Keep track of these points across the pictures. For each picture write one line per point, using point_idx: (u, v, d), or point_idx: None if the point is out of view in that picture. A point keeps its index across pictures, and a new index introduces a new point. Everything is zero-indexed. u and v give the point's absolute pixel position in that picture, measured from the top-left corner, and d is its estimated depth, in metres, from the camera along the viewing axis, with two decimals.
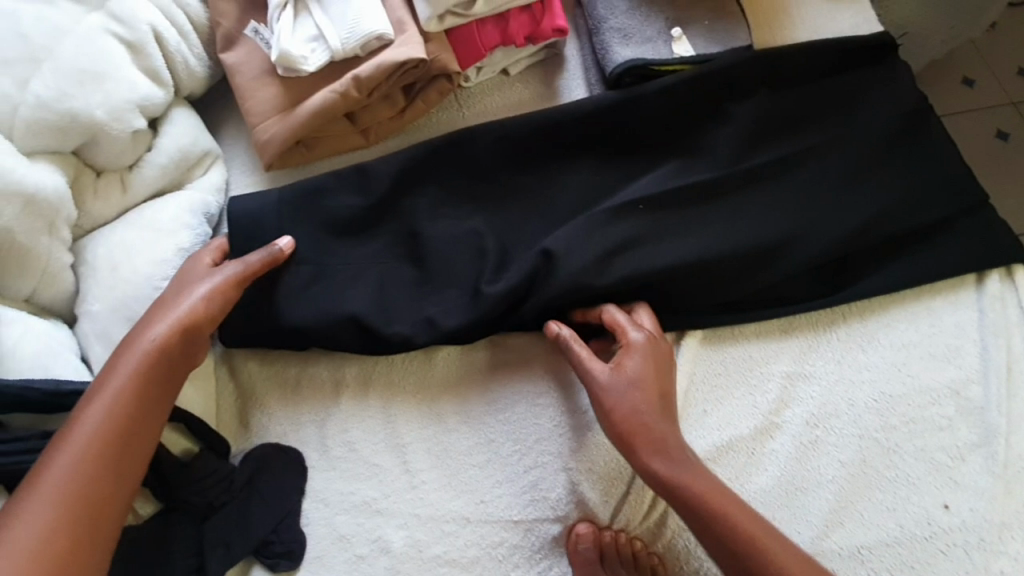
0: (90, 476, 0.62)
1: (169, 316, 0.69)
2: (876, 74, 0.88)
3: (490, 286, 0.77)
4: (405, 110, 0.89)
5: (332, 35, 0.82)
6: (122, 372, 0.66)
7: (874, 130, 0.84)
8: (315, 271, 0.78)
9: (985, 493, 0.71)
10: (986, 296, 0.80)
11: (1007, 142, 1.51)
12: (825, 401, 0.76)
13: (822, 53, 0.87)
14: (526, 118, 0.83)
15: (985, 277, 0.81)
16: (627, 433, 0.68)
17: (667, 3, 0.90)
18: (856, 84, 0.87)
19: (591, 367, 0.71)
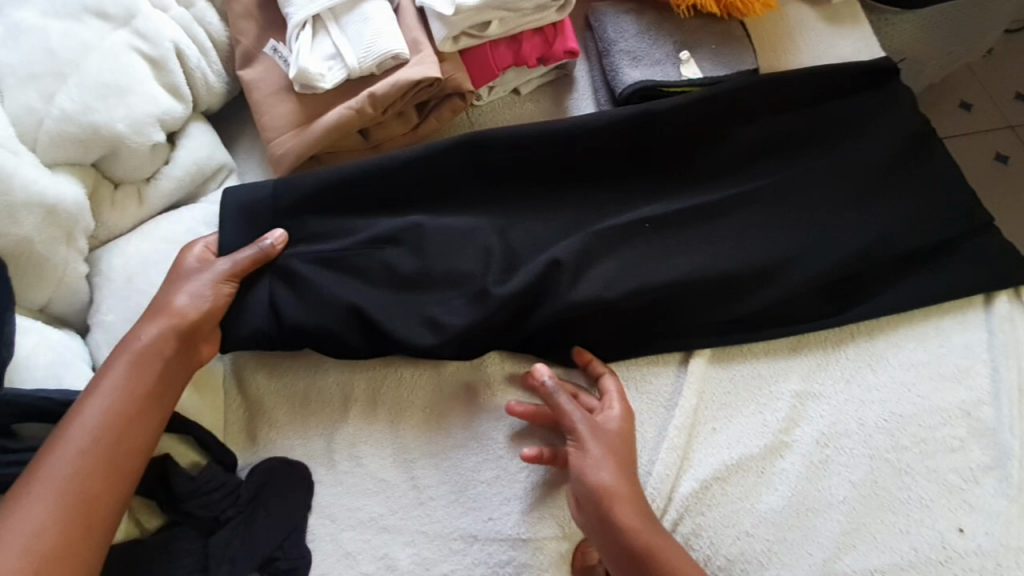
0: (82, 475, 0.62)
1: (162, 317, 0.70)
2: (880, 98, 0.89)
3: (498, 288, 0.77)
4: (418, 127, 0.90)
5: (349, 54, 0.84)
6: (116, 373, 0.67)
7: (879, 152, 0.86)
8: (325, 282, 0.77)
9: (1000, 517, 0.70)
10: (995, 317, 0.80)
11: (1006, 164, 1.53)
12: (835, 420, 0.76)
13: (827, 78, 0.88)
14: (543, 130, 0.83)
15: (994, 298, 0.81)
16: (607, 484, 0.68)
17: (675, 26, 0.92)
18: (861, 107, 0.88)
19: (575, 411, 0.72)
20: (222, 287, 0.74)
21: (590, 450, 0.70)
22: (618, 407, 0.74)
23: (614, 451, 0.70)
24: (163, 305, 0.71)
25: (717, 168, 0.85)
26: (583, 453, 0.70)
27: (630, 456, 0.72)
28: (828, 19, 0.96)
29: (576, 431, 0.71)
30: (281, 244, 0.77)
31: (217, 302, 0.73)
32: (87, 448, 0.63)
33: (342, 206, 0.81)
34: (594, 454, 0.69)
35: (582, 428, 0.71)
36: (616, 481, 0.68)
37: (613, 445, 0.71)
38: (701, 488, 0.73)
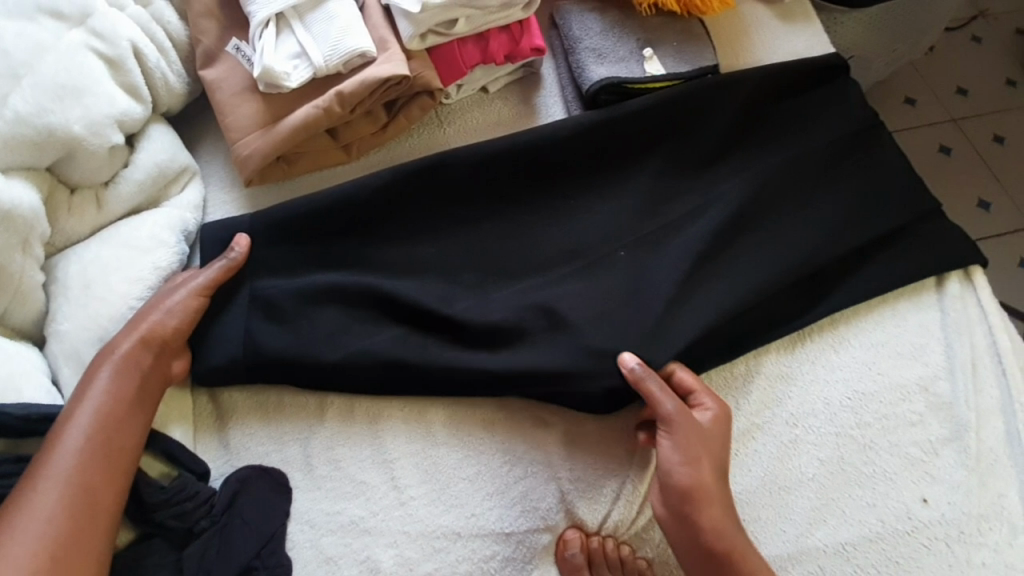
0: (78, 484, 0.61)
1: (135, 330, 0.70)
2: (829, 93, 0.93)
3: None
4: (387, 126, 0.90)
5: (315, 53, 0.83)
6: (99, 384, 0.67)
7: (831, 144, 0.89)
8: (299, 303, 0.77)
9: (961, 486, 0.72)
10: (947, 296, 0.83)
11: (948, 156, 1.69)
12: (801, 399, 0.78)
13: (781, 75, 0.91)
14: (511, 140, 0.85)
15: (945, 280, 0.85)
16: (686, 479, 0.69)
17: (637, 24, 0.94)
18: (813, 103, 0.92)
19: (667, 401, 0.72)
20: (193, 300, 0.74)
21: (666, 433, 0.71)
22: (707, 408, 0.73)
23: (693, 439, 0.70)
24: (138, 319, 0.71)
25: (685, 162, 0.88)
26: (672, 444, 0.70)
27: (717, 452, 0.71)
28: (783, 17, 1.01)
29: (666, 420, 0.71)
30: (245, 248, 0.77)
31: (187, 316, 0.73)
32: (80, 457, 0.63)
33: (314, 207, 0.80)
34: (674, 436, 0.70)
35: (672, 420, 0.71)
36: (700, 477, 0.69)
37: (698, 441, 0.70)
38: None
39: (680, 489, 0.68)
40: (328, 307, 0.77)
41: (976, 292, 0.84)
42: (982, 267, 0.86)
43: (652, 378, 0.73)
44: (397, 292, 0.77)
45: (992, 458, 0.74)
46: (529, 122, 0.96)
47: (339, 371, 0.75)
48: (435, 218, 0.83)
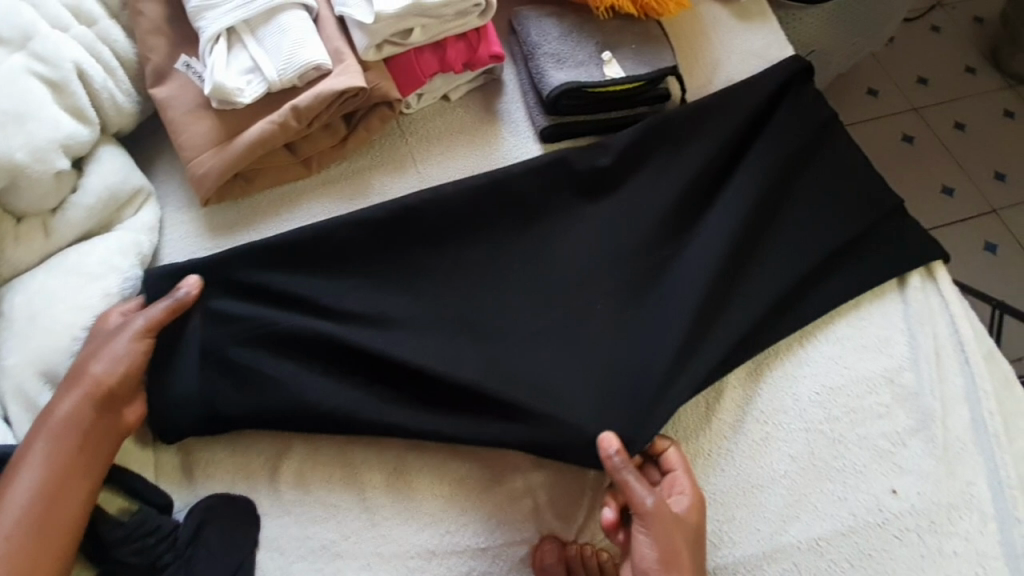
0: (16, 562, 0.60)
1: (75, 387, 0.67)
2: (800, 98, 0.91)
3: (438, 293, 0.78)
4: (346, 139, 0.89)
5: (267, 67, 0.82)
6: (37, 452, 0.64)
7: (801, 147, 0.87)
8: (254, 352, 0.74)
9: (929, 475, 0.72)
10: (908, 292, 0.83)
11: (911, 143, 1.88)
12: (770, 396, 0.78)
13: (751, 87, 0.89)
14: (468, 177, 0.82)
15: (907, 277, 0.84)
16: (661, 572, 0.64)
17: (595, 29, 0.95)
18: (786, 109, 0.89)
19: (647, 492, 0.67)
20: (139, 343, 0.70)
21: (648, 525, 0.66)
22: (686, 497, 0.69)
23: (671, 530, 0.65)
24: (79, 373, 0.68)
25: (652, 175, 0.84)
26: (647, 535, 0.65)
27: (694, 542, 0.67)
28: (738, 16, 1.04)
29: (643, 512, 0.66)
30: (198, 288, 0.74)
31: (134, 362, 0.70)
32: (17, 533, 0.60)
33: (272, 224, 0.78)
34: (651, 527, 0.66)
35: (651, 512, 0.66)
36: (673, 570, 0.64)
37: (675, 532, 0.65)
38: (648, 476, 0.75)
39: None
40: (283, 354, 0.74)
41: (938, 288, 0.83)
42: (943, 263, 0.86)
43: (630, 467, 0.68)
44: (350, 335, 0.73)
45: (958, 445, 0.74)
46: (492, 129, 0.96)
47: (298, 404, 0.72)
48: (393, 236, 0.79)
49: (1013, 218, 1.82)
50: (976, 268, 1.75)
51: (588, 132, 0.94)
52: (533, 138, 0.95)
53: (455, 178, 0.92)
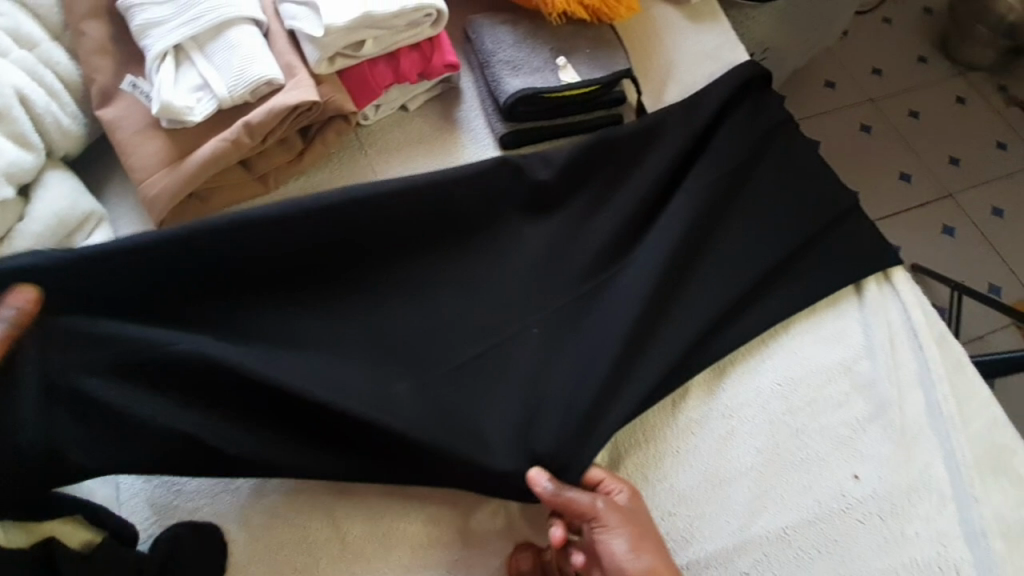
0: None
1: None
2: (751, 108, 0.93)
3: (400, 305, 0.77)
4: (303, 153, 0.88)
5: (217, 84, 0.80)
6: None
7: (754, 152, 0.89)
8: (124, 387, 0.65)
9: (888, 460, 0.74)
10: (865, 296, 0.85)
11: (869, 133, 1.96)
12: (734, 391, 0.79)
13: (706, 99, 0.91)
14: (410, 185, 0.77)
15: (863, 285, 0.86)
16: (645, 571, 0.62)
17: (549, 35, 0.95)
18: (739, 119, 0.91)
19: (595, 500, 0.67)
20: None
21: (608, 526, 0.65)
22: (625, 493, 0.70)
23: (634, 525, 0.66)
24: None
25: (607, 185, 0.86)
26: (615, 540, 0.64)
27: (654, 533, 0.67)
28: (691, 18, 1.08)
29: (601, 518, 0.65)
30: (34, 307, 0.58)
31: None
32: None
33: None
34: (612, 529, 0.65)
35: (605, 511, 0.66)
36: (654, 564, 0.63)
37: (636, 527, 0.66)
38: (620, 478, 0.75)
39: None
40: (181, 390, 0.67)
41: (895, 293, 0.85)
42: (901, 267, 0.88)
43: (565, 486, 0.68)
44: (280, 361, 0.69)
45: (915, 429, 0.76)
46: (452, 137, 0.96)
47: (206, 439, 0.67)
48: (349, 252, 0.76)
49: (967, 202, 1.89)
50: (934, 251, 1.82)
51: (547, 136, 0.94)
52: (494, 145, 0.95)
53: None
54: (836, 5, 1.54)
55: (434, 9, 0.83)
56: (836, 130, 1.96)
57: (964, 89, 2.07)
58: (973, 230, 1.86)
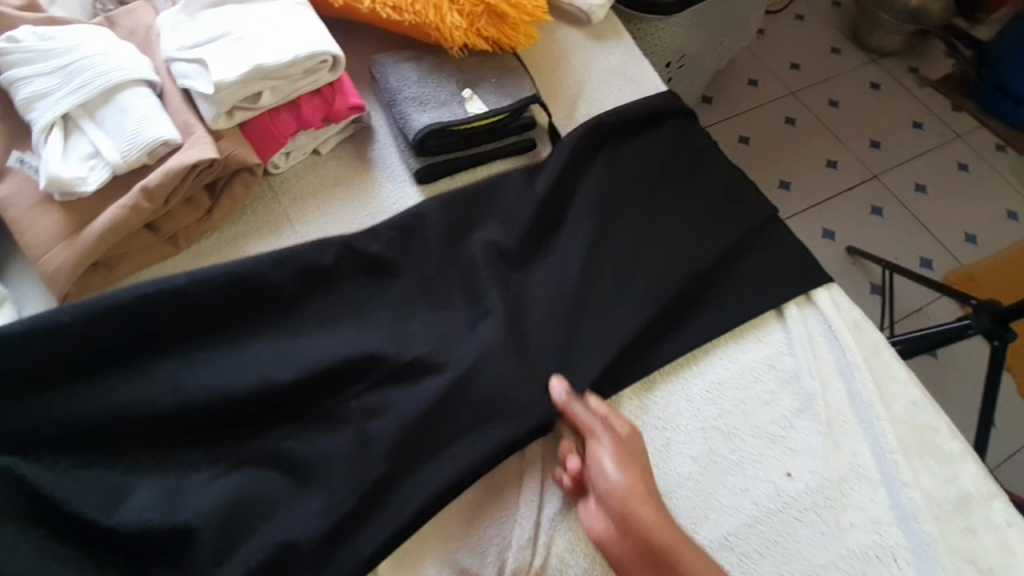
0: None
1: None
2: (655, 134, 0.98)
3: (325, 354, 0.76)
4: (212, 209, 0.86)
5: (109, 150, 0.78)
6: None
7: (662, 173, 0.95)
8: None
9: (818, 451, 0.76)
10: (786, 309, 0.86)
11: (793, 125, 2.04)
12: (666, 401, 0.80)
13: (611, 127, 0.96)
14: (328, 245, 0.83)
15: (785, 309, 0.87)
16: (619, 484, 0.69)
17: (454, 68, 0.96)
18: (644, 145, 0.97)
19: (592, 418, 0.74)
20: None
21: (603, 441, 0.72)
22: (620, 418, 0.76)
23: (626, 451, 0.72)
24: None
25: (522, 213, 0.89)
26: (601, 451, 0.72)
27: (640, 460, 0.73)
28: (594, 37, 1.12)
29: (592, 432, 0.73)
30: None
31: None
32: None
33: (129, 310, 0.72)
34: (603, 444, 0.72)
35: (598, 429, 0.73)
36: (626, 481, 0.70)
37: (620, 449, 0.72)
38: (563, 504, 0.75)
39: (618, 501, 0.68)
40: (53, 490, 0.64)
41: (818, 310, 0.86)
42: (829, 284, 0.89)
43: (575, 399, 0.76)
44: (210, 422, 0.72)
45: (840, 419, 0.78)
46: (368, 177, 0.95)
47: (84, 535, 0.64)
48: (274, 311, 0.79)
49: (892, 181, 1.98)
50: (867, 232, 1.89)
51: (462, 167, 0.95)
52: (410, 180, 0.95)
53: (333, 232, 0.90)
54: (740, 9, 1.61)
55: (329, 56, 0.83)
56: (762, 125, 2.03)
57: (878, 75, 2.18)
58: (901, 208, 1.94)
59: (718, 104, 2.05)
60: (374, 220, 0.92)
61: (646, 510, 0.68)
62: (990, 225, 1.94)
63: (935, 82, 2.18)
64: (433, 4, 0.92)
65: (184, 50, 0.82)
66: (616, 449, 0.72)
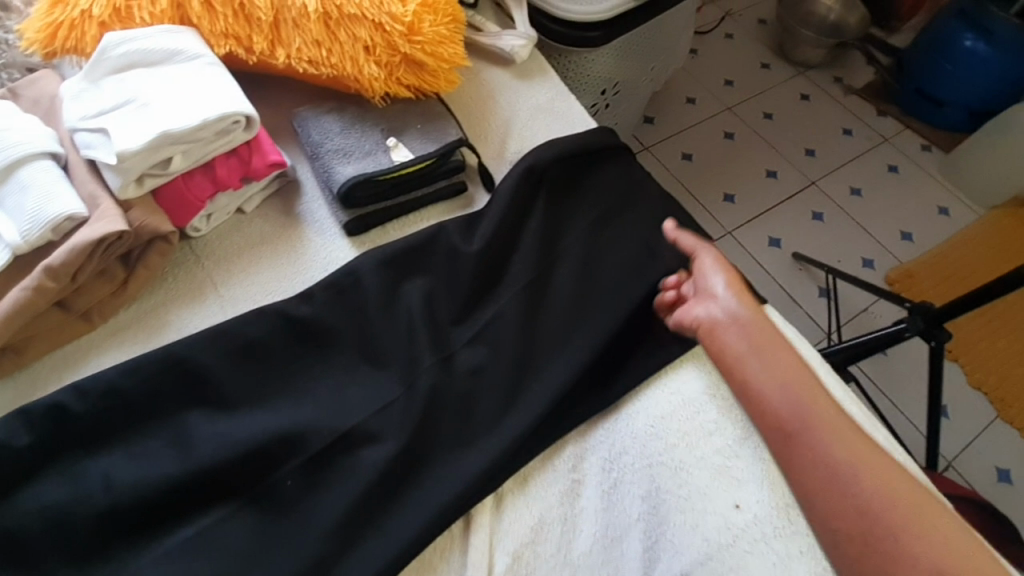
0: None
1: None
2: (586, 171, 0.99)
3: (259, 428, 0.74)
4: (127, 281, 0.82)
5: (9, 231, 0.74)
6: None
7: (594, 208, 0.96)
8: None
9: (764, 479, 0.76)
10: None
11: (732, 139, 2.10)
12: (610, 439, 0.81)
13: (546, 169, 0.96)
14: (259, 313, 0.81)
15: None
16: (730, 287, 0.83)
17: (378, 116, 0.96)
18: (575, 185, 0.98)
19: (705, 249, 0.87)
20: None
21: (713, 255, 0.87)
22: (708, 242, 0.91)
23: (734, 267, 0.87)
24: None
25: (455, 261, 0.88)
26: (709, 271, 0.85)
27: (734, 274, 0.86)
28: (519, 76, 1.13)
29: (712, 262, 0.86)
30: None
31: None
32: None
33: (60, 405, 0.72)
34: (709, 265, 0.86)
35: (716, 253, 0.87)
36: (732, 287, 0.83)
37: (725, 262, 0.87)
38: (513, 561, 0.73)
39: (737, 308, 0.81)
40: None
41: None
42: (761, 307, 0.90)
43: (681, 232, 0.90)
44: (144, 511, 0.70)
45: None
46: (295, 232, 0.92)
47: None
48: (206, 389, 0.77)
49: (828, 187, 2.05)
50: (809, 237, 1.95)
51: (393, 216, 0.93)
52: (340, 233, 0.92)
53: (260, 294, 0.87)
54: (667, 35, 1.67)
55: (242, 116, 0.81)
56: (702, 141, 2.09)
57: (806, 87, 2.27)
58: (839, 212, 2.01)
59: (659, 124, 2.10)
60: (307, 279, 0.89)
61: (745, 316, 0.80)
62: (923, 223, 2.02)
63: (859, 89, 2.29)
64: (348, 56, 0.92)
65: (87, 119, 0.79)
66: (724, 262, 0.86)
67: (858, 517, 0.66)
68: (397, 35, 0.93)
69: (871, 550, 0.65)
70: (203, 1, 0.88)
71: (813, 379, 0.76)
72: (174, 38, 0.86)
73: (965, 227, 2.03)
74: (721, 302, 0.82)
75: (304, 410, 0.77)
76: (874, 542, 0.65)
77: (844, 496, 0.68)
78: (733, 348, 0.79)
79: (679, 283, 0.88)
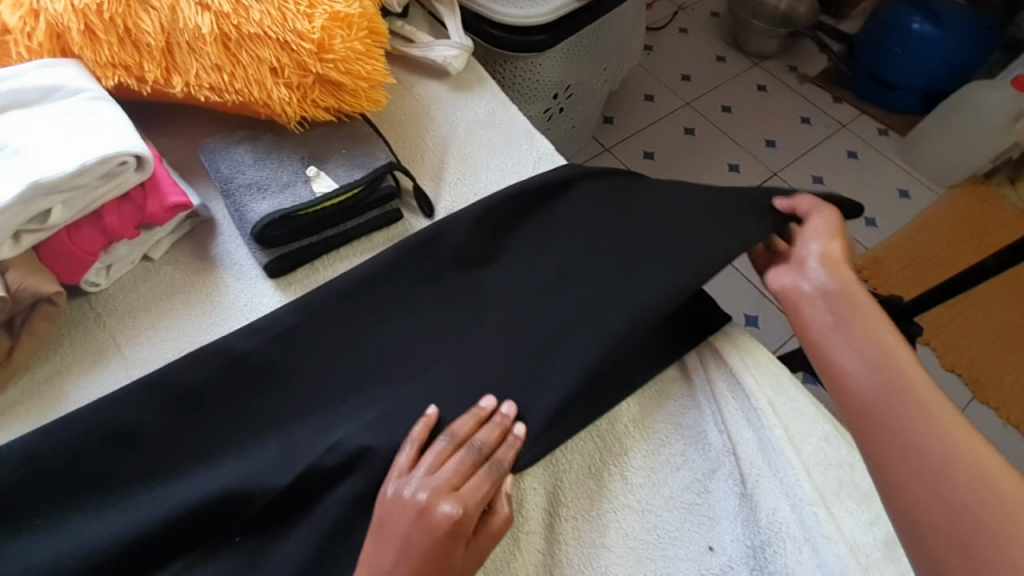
0: None
1: None
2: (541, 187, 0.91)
3: (168, 509, 0.64)
4: (12, 351, 0.71)
5: None
6: None
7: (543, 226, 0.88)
8: None
9: (737, 516, 0.71)
10: (686, 359, 0.82)
11: (692, 136, 2.06)
12: (573, 486, 0.72)
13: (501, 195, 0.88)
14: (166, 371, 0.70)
15: (687, 360, 0.82)
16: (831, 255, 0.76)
17: (299, 144, 0.87)
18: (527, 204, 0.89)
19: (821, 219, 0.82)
20: None
21: (814, 230, 0.80)
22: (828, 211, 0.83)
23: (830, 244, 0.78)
24: None
25: (392, 297, 0.80)
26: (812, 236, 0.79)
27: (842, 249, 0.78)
28: (456, 88, 1.06)
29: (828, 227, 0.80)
30: None
31: None
32: None
33: None
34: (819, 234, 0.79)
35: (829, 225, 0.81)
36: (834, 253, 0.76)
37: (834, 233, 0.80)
38: None
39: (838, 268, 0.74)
40: None
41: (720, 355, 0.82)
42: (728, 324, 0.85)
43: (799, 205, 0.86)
44: None
45: (754, 474, 0.73)
46: (211, 277, 0.83)
47: None
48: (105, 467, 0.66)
49: (791, 178, 2.02)
50: None
51: (320, 252, 0.85)
52: (261, 275, 0.83)
53: (172, 352, 0.77)
54: (616, 36, 1.61)
55: (130, 156, 0.72)
56: (663, 138, 2.04)
57: (761, 78, 2.25)
58: None
59: (618, 124, 2.05)
60: (224, 328, 0.79)
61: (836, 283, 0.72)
62: (887, 207, 2.00)
63: (815, 77, 2.27)
64: (255, 80, 0.84)
65: None
66: (834, 237, 0.79)
67: (955, 513, 0.49)
68: (307, 53, 0.85)
69: (931, 526, 0.50)
70: (84, 30, 0.79)
71: (905, 360, 0.61)
72: (54, 73, 0.76)
73: (929, 208, 2.01)
74: (807, 272, 0.75)
75: (219, 482, 0.66)
76: (947, 517, 0.50)
77: (903, 445, 0.55)
78: (815, 324, 0.69)
79: (770, 253, 0.83)
